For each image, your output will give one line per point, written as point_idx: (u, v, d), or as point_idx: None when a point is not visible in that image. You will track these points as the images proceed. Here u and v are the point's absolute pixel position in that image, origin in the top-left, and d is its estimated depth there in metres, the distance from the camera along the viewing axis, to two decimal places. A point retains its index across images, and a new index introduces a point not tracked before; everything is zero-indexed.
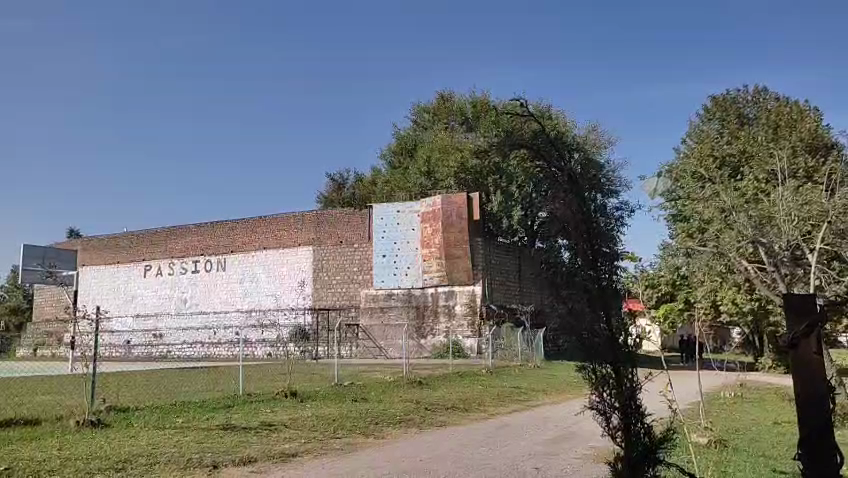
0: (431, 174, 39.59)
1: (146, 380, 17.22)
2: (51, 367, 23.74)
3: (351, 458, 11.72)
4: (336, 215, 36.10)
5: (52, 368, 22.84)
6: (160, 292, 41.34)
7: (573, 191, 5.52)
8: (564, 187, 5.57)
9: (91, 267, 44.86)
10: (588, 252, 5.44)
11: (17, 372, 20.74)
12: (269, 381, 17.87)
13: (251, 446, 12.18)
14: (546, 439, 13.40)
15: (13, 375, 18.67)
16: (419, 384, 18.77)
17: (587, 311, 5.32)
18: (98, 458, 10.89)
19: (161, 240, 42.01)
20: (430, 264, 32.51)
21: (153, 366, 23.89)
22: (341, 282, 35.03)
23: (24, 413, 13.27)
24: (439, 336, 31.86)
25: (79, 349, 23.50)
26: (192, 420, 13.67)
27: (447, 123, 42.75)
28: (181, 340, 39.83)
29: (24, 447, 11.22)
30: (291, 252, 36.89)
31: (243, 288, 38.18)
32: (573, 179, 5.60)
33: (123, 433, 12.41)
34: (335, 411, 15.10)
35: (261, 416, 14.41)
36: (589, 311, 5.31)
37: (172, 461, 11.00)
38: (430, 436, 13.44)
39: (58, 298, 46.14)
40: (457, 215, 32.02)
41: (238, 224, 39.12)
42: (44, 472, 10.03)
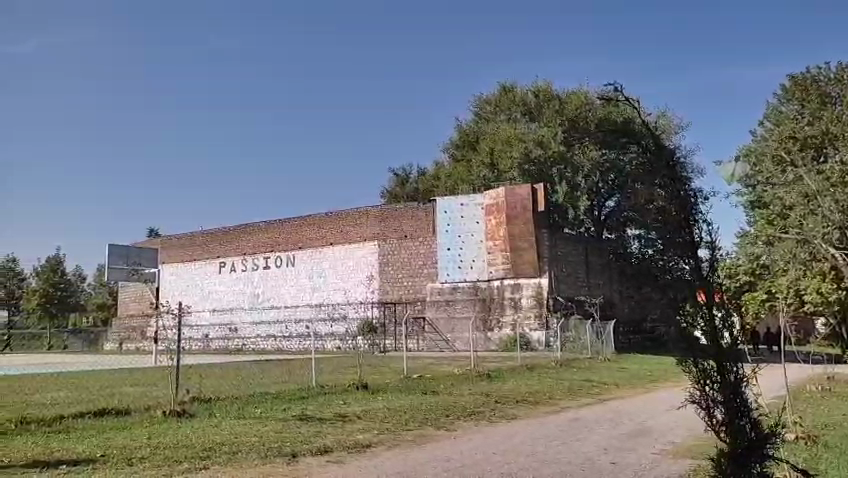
0: (494, 165, 39.37)
1: (228, 372, 17.92)
2: (139, 359, 25.03)
3: (423, 449, 11.83)
4: (399, 210, 36.39)
5: (140, 360, 24.07)
6: (234, 287, 42.87)
7: (672, 175, 5.66)
8: (663, 172, 5.71)
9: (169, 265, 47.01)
10: (688, 241, 5.53)
11: (112, 364, 21.97)
12: (342, 373, 18.27)
13: (327, 437, 12.47)
14: (621, 434, 13.08)
15: (106, 367, 19.80)
16: (488, 376, 18.76)
17: (687, 302, 5.43)
18: (185, 446, 11.40)
19: (233, 237, 43.56)
20: (495, 257, 32.34)
21: (233, 359, 24.81)
22: (407, 276, 35.30)
23: (116, 403, 14.05)
24: (506, 328, 31.65)
25: (166, 343, 24.67)
26: (270, 411, 14.13)
27: (509, 114, 42.31)
28: (254, 333, 41.26)
29: (117, 436, 11.87)
30: (356, 247, 37.48)
31: (311, 283, 39.10)
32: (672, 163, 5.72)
33: (206, 423, 12.96)
34: (406, 403, 15.28)
35: (334, 407, 14.74)
36: (688, 303, 5.43)
37: (252, 450, 11.41)
38: (501, 429, 13.40)
39: (140, 294, 48.67)
40: (521, 206, 31.83)
41: (305, 220, 40.04)
42: (137, 459, 10.60)
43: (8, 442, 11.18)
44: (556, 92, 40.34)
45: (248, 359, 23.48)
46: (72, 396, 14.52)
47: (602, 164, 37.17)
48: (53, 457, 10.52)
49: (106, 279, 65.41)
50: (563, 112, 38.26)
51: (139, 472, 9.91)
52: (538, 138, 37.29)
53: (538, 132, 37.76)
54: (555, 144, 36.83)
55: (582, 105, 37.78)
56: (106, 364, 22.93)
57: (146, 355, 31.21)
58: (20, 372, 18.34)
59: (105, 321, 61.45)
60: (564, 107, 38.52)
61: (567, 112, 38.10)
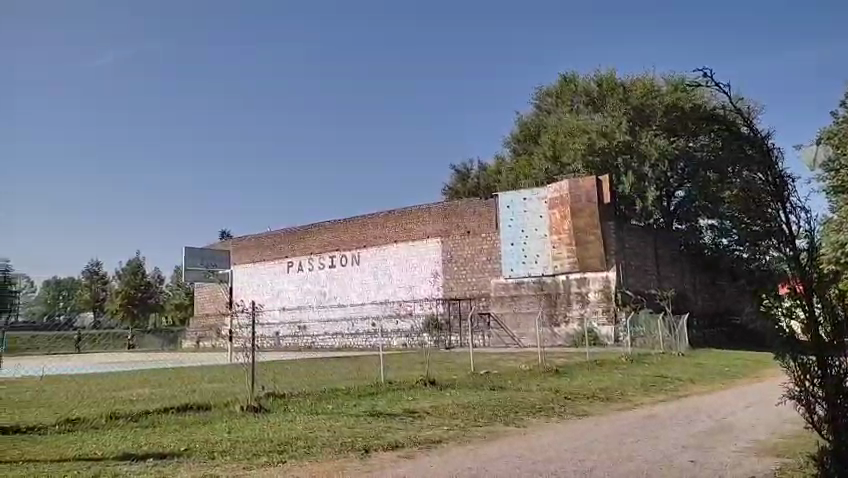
0: (556, 158, 38.79)
1: (302, 369, 18.39)
2: (217, 357, 26.02)
3: (494, 446, 11.82)
4: (461, 206, 36.39)
5: (218, 358, 25.01)
6: (302, 286, 43.95)
7: (764, 164, 6.19)
8: (757, 162, 6.22)
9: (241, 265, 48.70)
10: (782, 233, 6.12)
11: (193, 361, 22.97)
12: (411, 370, 18.47)
13: (398, 432, 12.63)
14: (699, 432, 12.64)
15: (189, 365, 20.72)
16: (556, 372, 18.54)
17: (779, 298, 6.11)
18: (263, 440, 11.81)
19: (299, 237, 44.71)
20: (560, 251, 31.81)
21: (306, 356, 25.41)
22: (470, 272, 35.21)
23: (196, 399, 14.67)
24: (573, 323, 31.12)
25: (242, 340, 25.63)
26: (341, 406, 14.43)
27: (571, 106, 41.55)
28: (322, 331, 42.20)
29: (199, 430, 12.39)
30: (420, 244, 37.74)
31: (376, 280, 39.64)
32: (765, 153, 6.23)
33: (281, 418, 13.38)
34: (474, 399, 15.28)
35: (404, 403, 14.92)
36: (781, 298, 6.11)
37: (328, 444, 11.71)
38: (572, 426, 13.22)
39: (213, 294, 50.61)
40: (585, 198, 31.21)
41: (369, 219, 40.62)
42: (218, 452, 11.04)
43: (100, 435, 11.88)
44: (620, 80, 39.44)
45: (321, 356, 24.03)
46: (156, 392, 15.25)
47: (669, 152, 35.60)
48: (141, 450, 11.11)
49: (183, 279, 68.46)
50: (628, 101, 37.40)
51: (221, 464, 10.34)
52: (602, 128, 36.69)
53: (601, 122, 37.12)
54: (620, 133, 36.17)
55: (648, 93, 36.86)
56: (188, 361, 23.92)
57: (221, 352, 32.45)
58: (110, 369, 19.48)
59: (183, 321, 64.03)
60: (629, 95, 37.70)
61: (632, 100, 37.22)
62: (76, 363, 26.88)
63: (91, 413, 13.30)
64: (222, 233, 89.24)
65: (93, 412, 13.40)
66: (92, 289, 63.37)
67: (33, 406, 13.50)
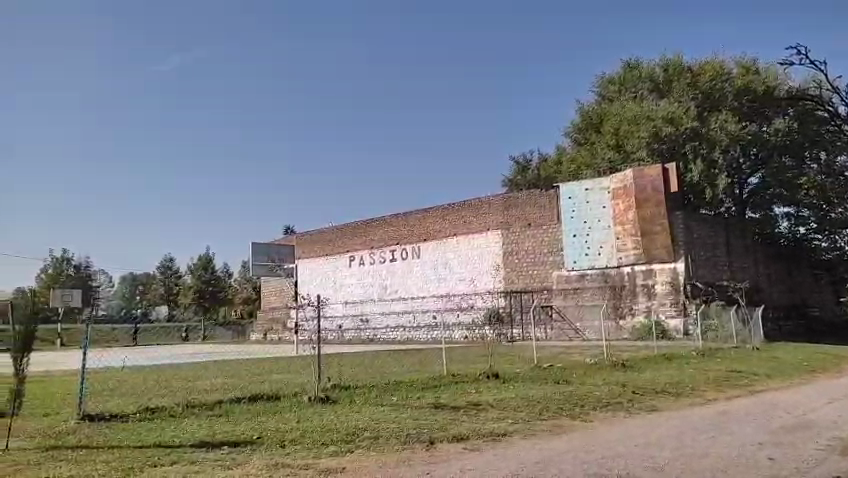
0: (620, 146, 37.64)
1: (367, 361, 18.69)
2: (286, 348, 26.78)
3: (560, 440, 11.64)
4: (521, 198, 36.05)
5: (286, 349, 25.77)
6: (364, 280, 44.63)
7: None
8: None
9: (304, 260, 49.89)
10: None
11: (265, 353, 23.69)
12: (474, 362, 18.46)
13: (462, 424, 12.64)
14: (777, 428, 12.07)
15: (261, 356, 21.42)
16: (623, 366, 18.10)
17: None
18: (331, 430, 12.07)
19: (360, 232, 45.42)
20: (624, 243, 30.98)
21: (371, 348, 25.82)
22: (531, 264, 34.89)
23: (266, 389, 15.15)
24: (639, 316, 30.32)
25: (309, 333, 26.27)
26: (406, 398, 14.58)
27: (635, 92, 40.38)
28: (384, 323, 42.78)
29: (270, 419, 12.78)
30: (480, 237, 37.65)
31: (437, 274, 39.84)
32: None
33: (347, 409, 13.63)
34: (539, 393, 15.12)
35: (467, 395, 14.93)
36: None
37: (393, 435, 11.84)
38: (641, 421, 12.88)
39: (279, 288, 52.07)
40: (651, 188, 30.20)
41: (429, 213, 40.81)
42: (288, 441, 11.36)
43: (177, 423, 12.43)
44: (687, 64, 38.43)
45: (385, 349, 24.34)
46: (228, 382, 15.83)
47: (741, 138, 34.27)
48: (215, 438, 11.55)
49: (250, 274, 70.72)
50: (696, 86, 36.63)
51: (292, 453, 10.62)
52: (668, 114, 35.34)
53: (668, 108, 35.81)
54: (688, 119, 34.78)
55: (718, 76, 36.40)
56: (258, 353, 24.75)
57: (288, 344, 33.42)
58: (187, 360, 20.42)
59: (250, 313, 66.17)
60: (696, 79, 36.96)
61: (700, 85, 36.50)
62: (156, 354, 28.26)
63: (168, 402, 13.91)
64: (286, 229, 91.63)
65: (170, 401, 14.00)
66: (166, 284, 66.34)
67: (116, 395, 14.25)
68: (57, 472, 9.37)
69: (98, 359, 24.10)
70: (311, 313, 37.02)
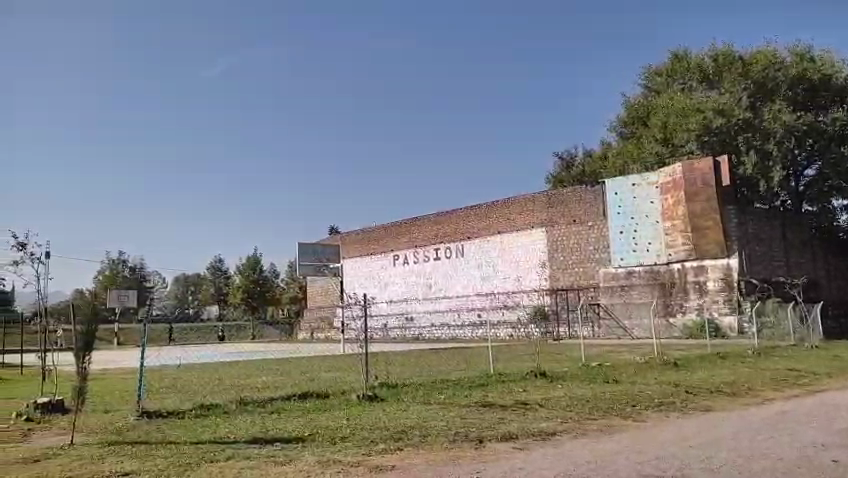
0: (668, 140, 36.61)
1: (414, 359, 18.82)
2: (335, 347, 27.18)
3: (611, 440, 11.43)
4: (565, 194, 35.65)
5: (336, 348, 26.19)
6: (408, 279, 45.02)
7: None
8: None
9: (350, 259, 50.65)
10: None
11: (315, 351, 24.14)
12: (521, 361, 18.35)
13: (511, 423, 12.56)
14: (841, 429, 11.59)
15: (312, 354, 21.82)
16: (675, 365, 17.68)
17: None
18: (380, 428, 12.15)
19: (404, 231, 45.76)
20: (674, 238, 30.21)
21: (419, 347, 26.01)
22: (577, 262, 34.50)
23: (316, 387, 15.40)
24: (691, 313, 29.54)
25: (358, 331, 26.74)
26: (453, 396, 14.60)
27: (682, 84, 39.46)
28: (429, 322, 43.01)
29: (321, 416, 12.96)
30: (524, 234, 37.45)
31: (481, 272, 39.84)
32: None
33: (396, 407, 13.71)
34: (588, 392, 14.90)
35: (514, 394, 14.83)
36: None
37: (442, 434, 11.84)
38: (695, 421, 12.55)
39: (325, 287, 52.87)
40: (701, 182, 29.38)
41: (473, 211, 40.88)
42: (338, 438, 11.49)
43: (230, 420, 12.73)
44: (737, 53, 37.31)
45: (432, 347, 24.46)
46: (278, 380, 16.16)
47: (796, 128, 33.44)
48: (268, 434, 11.80)
49: (296, 274, 72.04)
50: (747, 75, 35.42)
51: (342, 450, 10.75)
52: (719, 105, 34.28)
53: (718, 99, 34.78)
54: (740, 110, 33.96)
55: (770, 65, 35.16)
56: (308, 351, 25.21)
57: (336, 342, 34.01)
58: (241, 358, 20.96)
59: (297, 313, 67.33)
60: (748, 68, 35.68)
61: (752, 74, 35.26)
62: (211, 353, 29.13)
63: (222, 399, 14.28)
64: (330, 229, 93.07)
65: (224, 398, 14.37)
66: (217, 284, 68.37)
67: (173, 392, 14.70)
68: (119, 466, 9.71)
69: (157, 358, 25.03)
70: (357, 312, 37.49)
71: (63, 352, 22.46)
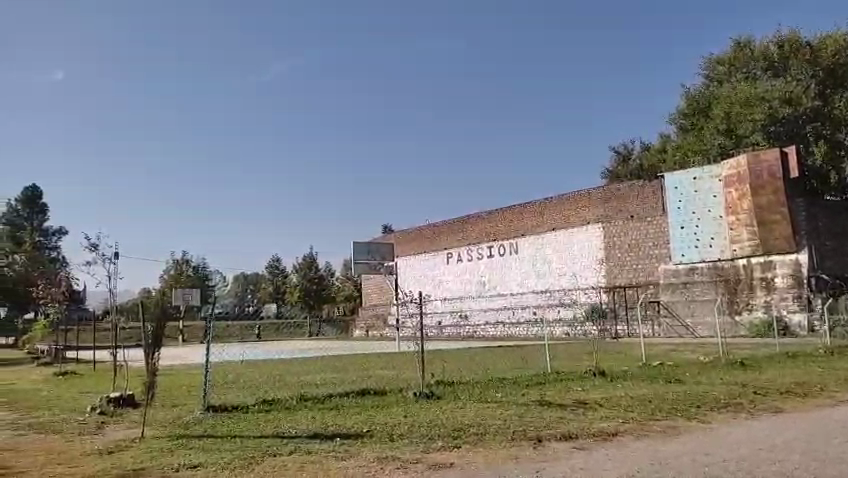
0: (731, 131, 35.13)
1: (472, 356, 18.92)
2: (392, 344, 27.43)
3: (676, 442, 11.10)
4: (623, 189, 34.94)
5: (393, 345, 26.53)
6: (462, 276, 45.26)
7: None
8: None
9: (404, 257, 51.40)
10: None
11: (371, 349, 24.53)
12: (578, 359, 18.06)
13: (570, 423, 12.35)
14: None
15: (370, 352, 22.15)
16: (741, 365, 17.02)
17: None
18: (437, 426, 12.17)
19: (458, 228, 46.07)
20: (738, 233, 29.07)
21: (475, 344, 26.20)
22: (636, 258, 33.75)
23: (374, 384, 15.58)
24: (757, 311, 28.40)
25: (415, 327, 27.10)
26: (510, 395, 14.49)
27: (746, 73, 37.98)
28: (483, 319, 42.88)
29: (379, 413, 13.08)
30: (580, 230, 36.96)
31: (536, 269, 39.64)
32: None
33: (452, 404, 13.69)
34: (650, 392, 14.51)
35: (573, 393, 14.58)
36: None
37: (500, 432, 11.77)
38: (765, 423, 12.02)
39: (380, 285, 53.50)
40: (767, 174, 28.16)
41: (526, 208, 40.74)
42: (397, 435, 11.58)
43: (291, 414, 13.03)
44: (805, 39, 35.79)
45: (488, 345, 24.38)
46: (335, 377, 16.40)
47: None
48: (328, 429, 11.99)
49: (351, 272, 73.08)
50: (816, 62, 34.90)
51: (401, 447, 10.81)
52: (785, 94, 33.18)
53: (783, 88, 33.63)
54: (808, 99, 32.92)
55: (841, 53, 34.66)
56: (366, 348, 25.56)
57: (393, 340, 34.43)
58: (301, 354, 21.48)
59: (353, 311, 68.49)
60: (817, 55, 35.07)
61: (822, 62, 34.77)
62: (272, 349, 30.07)
63: (283, 395, 14.62)
64: (384, 227, 94.06)
65: (285, 394, 14.71)
66: (276, 282, 70.48)
67: (235, 387, 15.16)
68: (188, 459, 10.06)
69: (222, 354, 25.91)
70: (411, 310, 37.85)
71: (135, 348, 23.55)
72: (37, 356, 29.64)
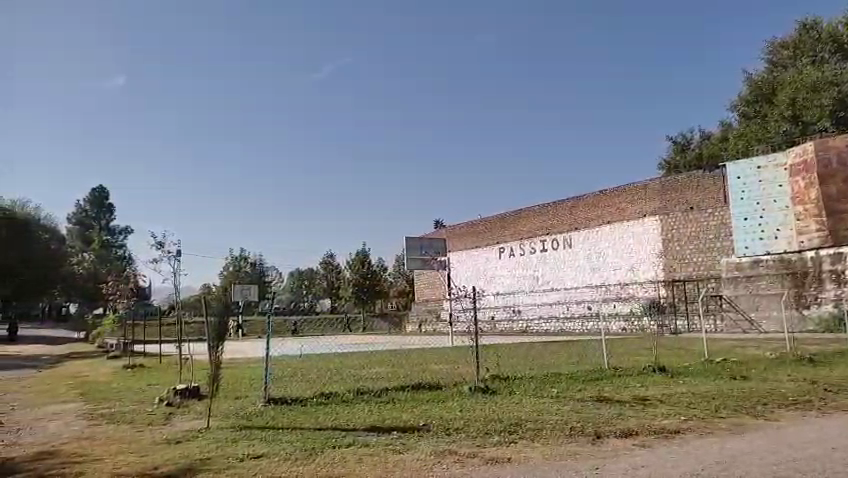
0: (797, 117, 33.84)
1: (529, 351, 18.79)
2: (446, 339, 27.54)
3: (742, 440, 10.72)
4: (681, 181, 33.94)
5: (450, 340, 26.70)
6: (515, 271, 45.01)
7: None
8: None
9: (456, 253, 51.53)
10: None
11: (425, 344, 24.62)
12: (637, 355, 17.65)
13: (630, 419, 12.09)
14: None
15: (427, 346, 22.32)
16: (810, 361, 16.30)
17: None
18: (494, 420, 12.13)
19: (511, 223, 45.83)
20: (806, 224, 27.78)
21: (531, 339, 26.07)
22: (697, 251, 32.72)
23: (428, 378, 15.67)
24: (827, 305, 26.99)
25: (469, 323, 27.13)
26: (566, 390, 14.31)
27: (814, 56, 36.31)
28: (537, 315, 42.50)
29: (435, 407, 13.13)
30: (636, 223, 36.14)
31: (591, 263, 38.99)
32: None
33: (508, 400, 13.62)
34: (714, 388, 14.07)
35: (632, 389, 14.29)
36: None
37: (557, 428, 11.64)
38: (839, 422, 11.46)
39: (432, 280, 53.74)
40: (838, 161, 26.86)
41: (580, 202, 40.19)
42: (453, 429, 11.61)
43: (349, 408, 13.24)
44: None
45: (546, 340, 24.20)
46: (391, 371, 16.58)
47: None
48: (385, 422, 12.15)
49: (403, 268, 73.55)
50: None
51: (457, 441, 10.83)
52: None
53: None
54: None
55: None
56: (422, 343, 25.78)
57: (446, 335, 34.51)
58: (358, 349, 21.81)
59: (406, 306, 68.90)
60: None
61: None
62: (329, 344, 30.61)
63: (341, 388, 14.89)
64: (436, 221, 94.17)
65: (342, 387, 14.95)
66: (330, 278, 71.59)
67: (295, 380, 15.53)
68: (251, 449, 10.33)
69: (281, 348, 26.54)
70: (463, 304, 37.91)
71: (199, 342, 24.39)
72: (108, 349, 31.13)
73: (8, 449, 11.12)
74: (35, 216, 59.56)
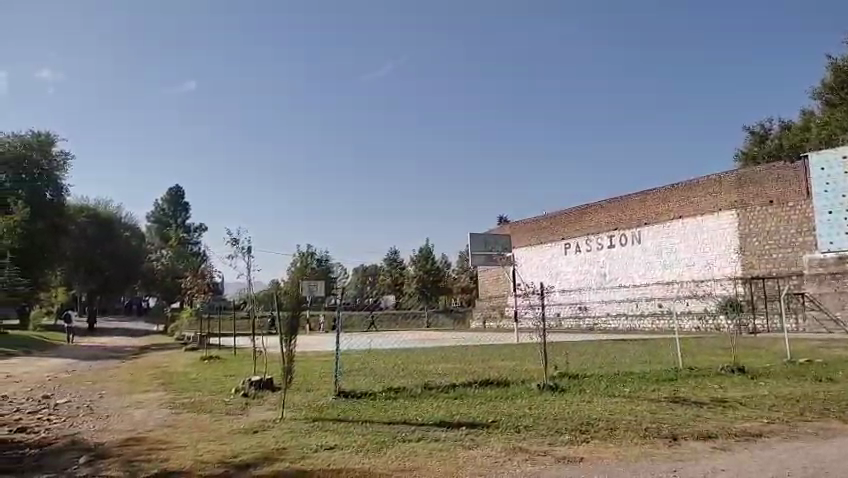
0: None
1: (602, 349, 18.46)
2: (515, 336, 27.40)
3: (831, 446, 10.13)
4: (759, 173, 32.44)
5: (519, 337, 26.57)
6: (581, 268, 44.30)
7: None
8: None
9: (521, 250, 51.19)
10: None
11: (495, 340, 24.47)
12: (713, 355, 17.01)
13: (708, 421, 11.65)
14: None
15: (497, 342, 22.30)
16: None
17: None
18: (564, 419, 11.95)
19: (578, 219, 45.08)
20: None
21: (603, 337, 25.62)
22: (775, 247, 31.25)
23: (497, 374, 15.60)
24: None
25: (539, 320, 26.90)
26: (639, 390, 13.94)
27: None
28: (604, 312, 41.68)
29: (504, 404, 13.07)
30: (711, 218, 34.82)
31: (661, 260, 37.86)
32: None
33: (578, 398, 13.39)
34: (798, 391, 13.39)
35: (710, 390, 13.76)
36: None
37: (631, 428, 11.34)
38: None
39: (497, 277, 53.50)
40: None
41: (649, 196, 39.07)
42: (523, 427, 11.48)
43: (417, 403, 13.35)
44: None
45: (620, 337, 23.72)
46: (458, 367, 16.63)
47: None
48: (453, 418, 12.17)
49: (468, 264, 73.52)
50: None
51: (527, 438, 10.74)
52: None
53: None
54: None
55: None
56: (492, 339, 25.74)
57: (511, 331, 34.37)
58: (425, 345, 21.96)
59: (470, 302, 68.84)
60: None
61: None
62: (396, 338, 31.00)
63: (409, 383, 15.03)
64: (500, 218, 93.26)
65: (410, 383, 15.06)
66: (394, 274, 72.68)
67: (363, 375, 15.77)
68: (324, 441, 10.57)
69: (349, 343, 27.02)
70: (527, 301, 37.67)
71: (273, 335, 25.13)
72: (186, 341, 32.62)
73: (98, 435, 11.79)
74: (117, 215, 62.97)
